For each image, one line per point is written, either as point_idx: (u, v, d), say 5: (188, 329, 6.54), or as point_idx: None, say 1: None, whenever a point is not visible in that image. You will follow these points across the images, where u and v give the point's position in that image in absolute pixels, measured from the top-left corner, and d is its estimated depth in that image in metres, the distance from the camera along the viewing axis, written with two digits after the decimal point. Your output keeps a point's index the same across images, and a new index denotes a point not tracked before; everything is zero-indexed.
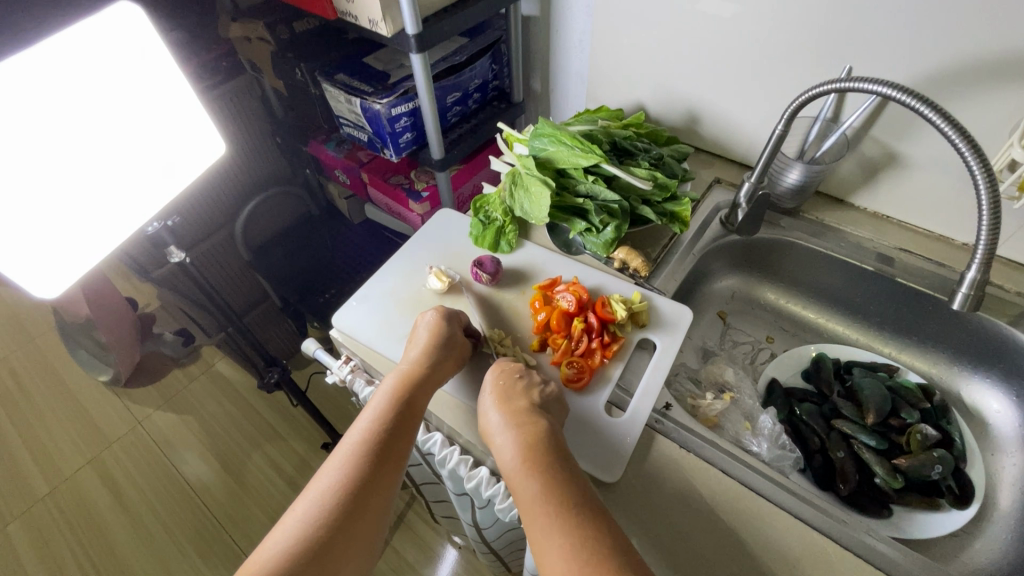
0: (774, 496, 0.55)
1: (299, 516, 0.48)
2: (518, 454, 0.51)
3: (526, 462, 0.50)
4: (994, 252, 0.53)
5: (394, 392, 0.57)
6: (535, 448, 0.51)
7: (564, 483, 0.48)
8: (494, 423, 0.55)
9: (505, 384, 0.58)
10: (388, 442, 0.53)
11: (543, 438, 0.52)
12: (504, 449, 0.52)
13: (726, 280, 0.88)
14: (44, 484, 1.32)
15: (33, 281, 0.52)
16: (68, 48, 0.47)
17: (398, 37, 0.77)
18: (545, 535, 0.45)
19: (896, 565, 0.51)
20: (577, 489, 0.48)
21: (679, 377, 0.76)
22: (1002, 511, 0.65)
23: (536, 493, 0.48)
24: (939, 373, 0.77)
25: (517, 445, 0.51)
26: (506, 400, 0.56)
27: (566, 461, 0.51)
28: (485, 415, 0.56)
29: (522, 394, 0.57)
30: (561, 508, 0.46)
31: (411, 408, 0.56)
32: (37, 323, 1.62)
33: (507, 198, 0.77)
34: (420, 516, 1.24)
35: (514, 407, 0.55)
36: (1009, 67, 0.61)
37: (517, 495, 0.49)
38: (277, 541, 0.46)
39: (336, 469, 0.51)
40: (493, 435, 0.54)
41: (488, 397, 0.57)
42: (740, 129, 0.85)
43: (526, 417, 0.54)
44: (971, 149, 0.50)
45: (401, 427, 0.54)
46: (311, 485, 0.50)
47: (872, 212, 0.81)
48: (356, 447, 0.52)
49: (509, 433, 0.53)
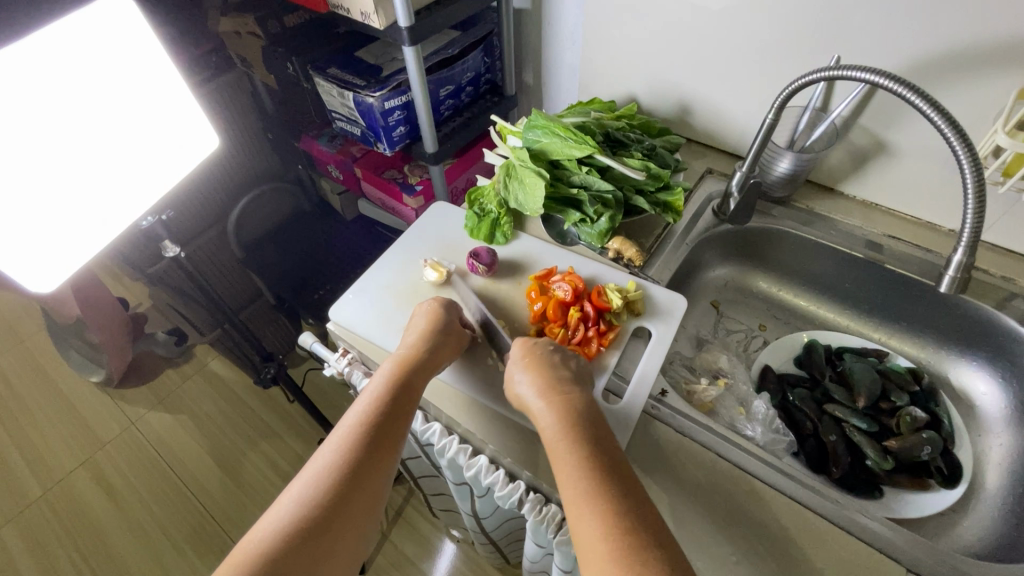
0: (767, 477, 0.56)
1: (295, 497, 0.48)
2: (557, 417, 0.51)
3: (567, 426, 0.50)
4: (980, 236, 0.54)
5: (390, 377, 0.57)
6: (572, 416, 0.51)
7: (601, 451, 0.48)
8: (530, 390, 0.55)
9: (541, 355, 0.59)
10: (383, 426, 0.53)
11: (581, 409, 0.52)
12: (542, 415, 0.53)
13: (718, 269, 0.89)
14: (37, 486, 1.31)
15: (26, 274, 0.52)
16: (57, 41, 0.47)
17: (390, 30, 0.76)
18: (579, 494, 0.45)
19: (889, 543, 0.52)
20: (611, 456, 0.48)
21: (674, 365, 0.78)
22: (989, 490, 0.66)
23: (576, 459, 0.47)
24: (928, 357, 0.79)
25: (555, 412, 0.52)
26: (544, 369, 0.57)
27: (602, 429, 0.51)
28: (520, 384, 0.57)
29: (556, 366, 0.58)
30: (594, 476, 0.45)
31: (410, 391, 0.57)
32: (27, 324, 1.60)
33: (501, 190, 0.78)
34: (418, 510, 1.25)
35: (553, 376, 0.56)
36: (993, 55, 0.62)
37: (554, 456, 0.49)
38: (272, 520, 0.47)
39: (334, 449, 0.51)
40: (530, 403, 0.55)
41: (522, 365, 0.58)
42: (731, 120, 0.86)
43: (565, 388, 0.54)
44: (957, 135, 0.51)
45: (397, 411, 0.55)
46: (307, 468, 0.50)
47: (862, 201, 0.82)
48: (353, 429, 0.52)
49: (549, 400, 0.53)
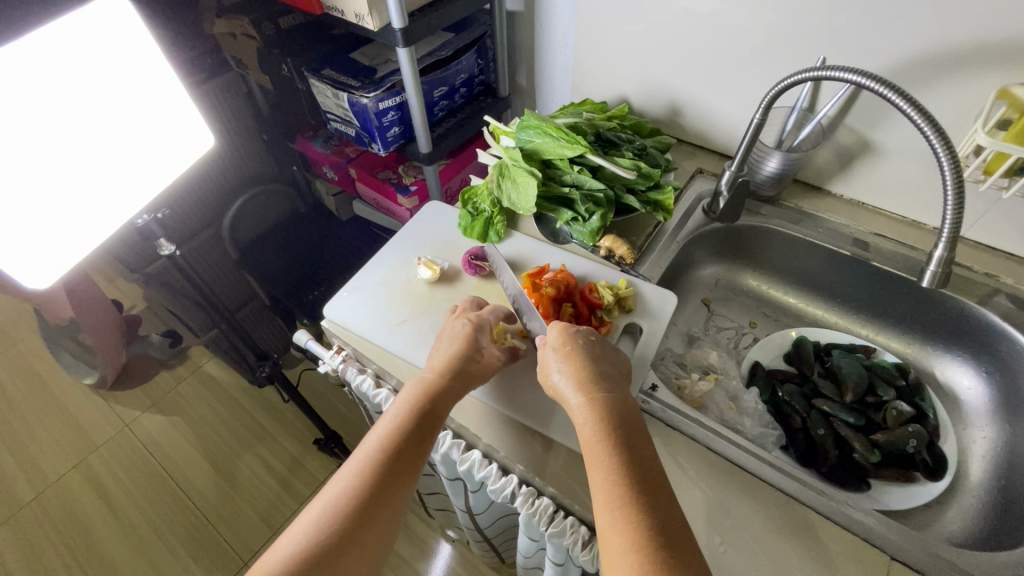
0: (755, 469, 0.57)
1: (316, 514, 0.47)
2: (594, 419, 0.49)
3: (604, 429, 0.48)
4: (959, 232, 0.55)
5: (417, 399, 0.56)
6: (611, 419, 0.49)
7: (637, 458, 0.46)
8: (568, 385, 0.53)
9: (582, 346, 0.56)
10: (407, 450, 0.52)
11: (618, 411, 0.50)
12: (580, 412, 0.51)
13: (710, 267, 0.90)
14: (30, 490, 1.30)
15: (21, 270, 0.52)
16: (53, 41, 0.47)
17: (384, 32, 0.77)
18: (614, 510, 0.43)
19: (877, 534, 0.53)
20: (647, 465, 0.46)
21: (666, 361, 0.79)
22: (973, 482, 0.67)
23: (612, 470, 0.45)
24: (914, 353, 0.80)
25: (592, 413, 0.50)
26: (584, 362, 0.54)
27: (640, 435, 0.49)
28: (556, 377, 0.55)
29: (596, 360, 0.55)
30: (629, 490, 0.44)
31: (435, 416, 0.55)
32: (20, 328, 1.60)
33: (495, 189, 0.79)
34: (413, 510, 1.25)
35: (593, 371, 0.54)
36: (971, 56, 0.64)
37: (589, 460, 0.47)
38: (292, 539, 0.46)
39: (355, 470, 0.50)
40: (567, 397, 0.53)
41: (562, 356, 0.55)
42: (720, 121, 0.88)
43: (604, 389, 0.52)
44: (937, 136, 0.53)
45: (421, 435, 0.53)
46: (329, 486, 0.50)
47: (849, 199, 0.84)
48: (378, 449, 0.52)
49: (587, 398, 0.51)
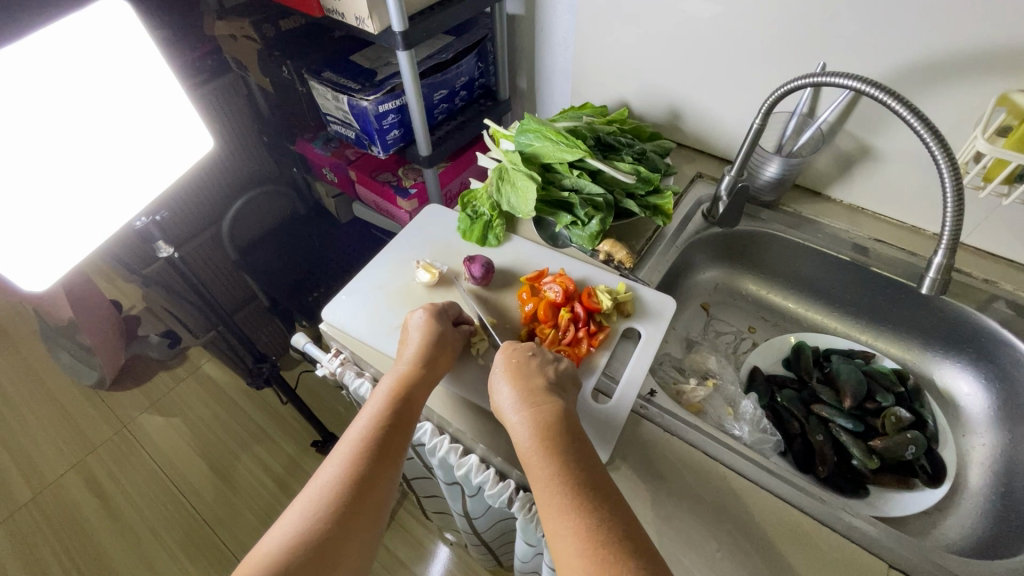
0: (752, 475, 0.57)
1: (300, 512, 0.47)
2: (534, 431, 0.49)
3: (543, 440, 0.48)
4: (958, 239, 0.55)
5: (392, 388, 0.56)
6: (551, 428, 0.49)
7: (579, 466, 0.46)
8: (508, 401, 0.53)
9: (519, 361, 0.56)
10: (386, 440, 0.52)
11: (561, 419, 0.50)
12: (518, 429, 0.50)
13: (708, 271, 0.90)
14: (27, 490, 1.30)
15: (21, 273, 0.52)
16: (52, 44, 0.47)
17: (384, 35, 0.77)
18: (562, 519, 0.43)
19: (877, 543, 0.52)
20: (592, 471, 0.47)
21: (663, 366, 0.80)
22: (972, 489, 0.68)
23: (556, 479, 0.45)
24: (913, 358, 0.80)
25: (530, 426, 0.50)
26: (521, 378, 0.54)
27: (582, 444, 0.49)
28: (497, 392, 0.55)
29: (536, 374, 0.55)
30: (575, 495, 0.44)
31: (408, 405, 0.55)
32: (19, 328, 1.59)
33: (494, 193, 0.79)
34: (412, 514, 1.25)
35: (530, 385, 0.54)
36: (969, 64, 0.64)
37: (532, 477, 0.47)
38: (277, 537, 0.46)
39: (334, 468, 0.50)
40: (506, 413, 0.53)
41: (500, 374, 0.56)
42: (721, 125, 0.88)
43: (544, 397, 0.52)
44: (937, 143, 0.53)
45: (399, 425, 0.54)
46: (310, 485, 0.49)
47: (848, 204, 0.83)
48: (356, 443, 0.51)
49: (526, 413, 0.51)
